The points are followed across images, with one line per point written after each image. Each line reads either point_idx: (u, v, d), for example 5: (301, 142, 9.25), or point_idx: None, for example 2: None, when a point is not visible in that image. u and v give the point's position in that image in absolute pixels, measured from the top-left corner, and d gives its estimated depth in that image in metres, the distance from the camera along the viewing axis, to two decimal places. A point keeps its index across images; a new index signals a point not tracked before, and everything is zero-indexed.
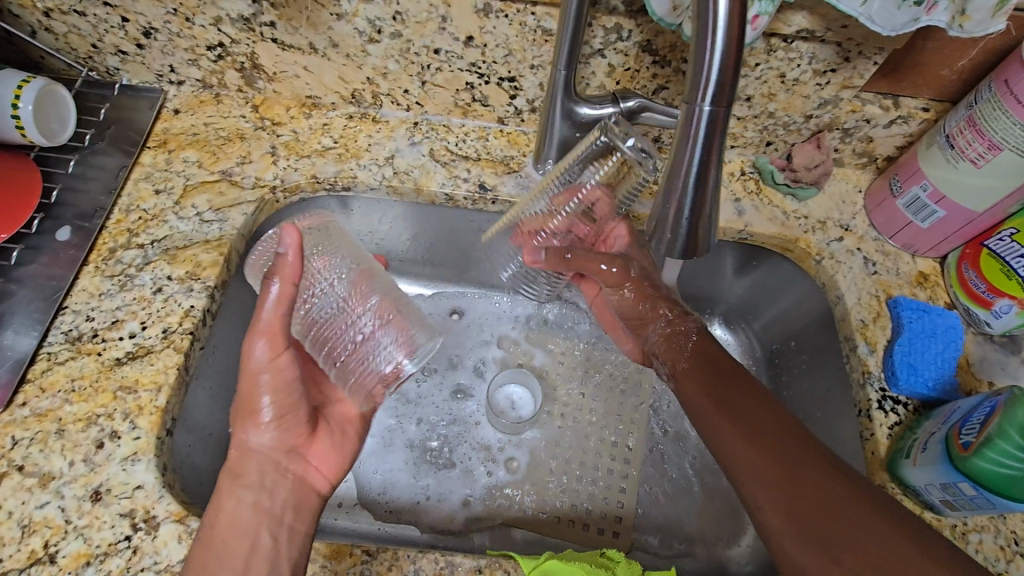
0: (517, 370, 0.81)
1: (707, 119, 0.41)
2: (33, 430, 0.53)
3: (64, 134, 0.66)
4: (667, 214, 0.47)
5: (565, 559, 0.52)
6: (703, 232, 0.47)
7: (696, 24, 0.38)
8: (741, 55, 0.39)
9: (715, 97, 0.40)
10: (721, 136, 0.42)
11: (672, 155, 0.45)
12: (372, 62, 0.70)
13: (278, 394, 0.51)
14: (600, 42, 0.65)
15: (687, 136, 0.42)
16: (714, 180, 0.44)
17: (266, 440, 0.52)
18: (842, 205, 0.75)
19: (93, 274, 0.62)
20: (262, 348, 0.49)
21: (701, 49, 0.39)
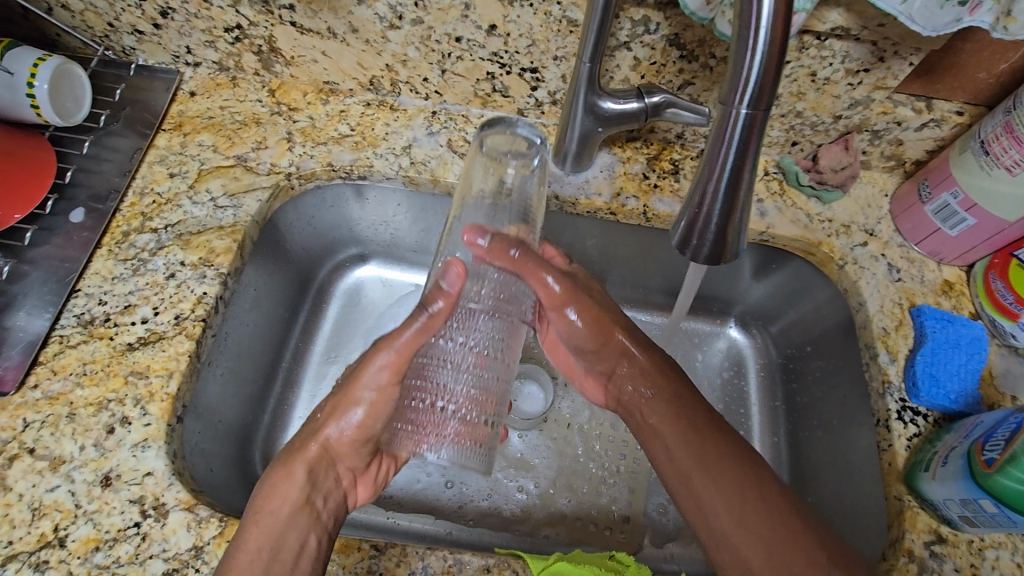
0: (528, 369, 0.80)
1: (743, 121, 0.40)
2: (44, 413, 0.53)
3: (78, 114, 0.65)
4: (696, 216, 0.45)
5: (573, 561, 0.51)
6: (732, 237, 0.46)
7: (738, 21, 0.37)
8: (785, 57, 0.37)
9: (753, 100, 0.38)
10: (757, 139, 0.41)
11: (705, 155, 0.43)
12: (392, 49, 0.69)
13: (372, 415, 0.50)
14: (626, 35, 0.63)
15: (722, 137, 0.41)
16: (747, 184, 0.43)
17: (337, 445, 0.51)
18: (868, 209, 0.73)
19: (106, 257, 0.61)
20: (381, 363, 0.47)
21: (741, 50, 0.37)
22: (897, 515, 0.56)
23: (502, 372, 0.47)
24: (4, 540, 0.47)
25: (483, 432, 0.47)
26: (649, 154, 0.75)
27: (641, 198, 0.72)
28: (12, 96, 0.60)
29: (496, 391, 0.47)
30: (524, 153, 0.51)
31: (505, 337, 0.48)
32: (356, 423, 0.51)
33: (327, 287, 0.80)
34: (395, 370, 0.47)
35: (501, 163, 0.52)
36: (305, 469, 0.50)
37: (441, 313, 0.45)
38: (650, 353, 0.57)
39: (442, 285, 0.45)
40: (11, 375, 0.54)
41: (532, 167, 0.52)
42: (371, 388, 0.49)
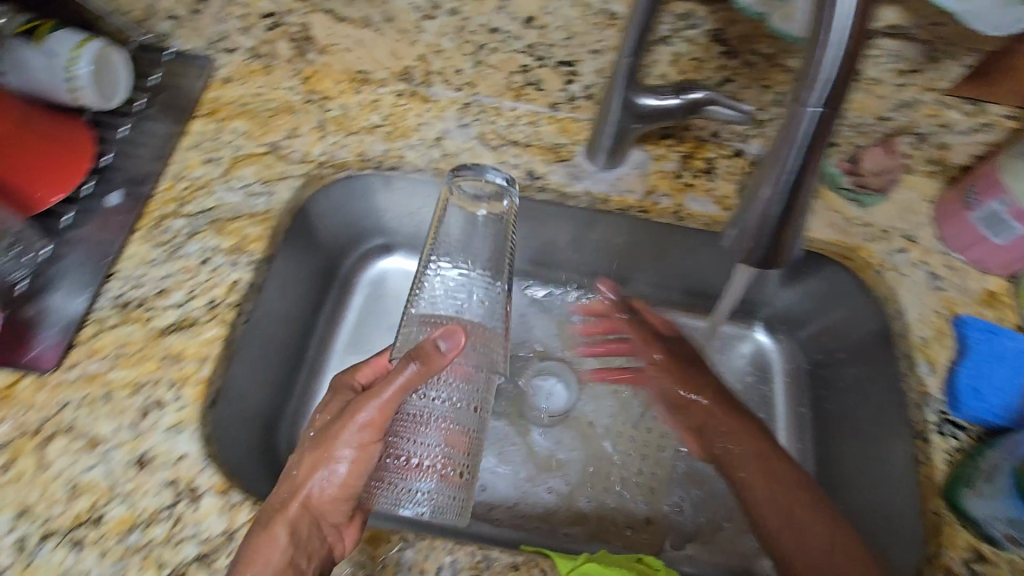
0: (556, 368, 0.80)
1: (814, 119, 0.38)
2: (82, 393, 0.54)
3: (117, 98, 0.65)
4: (751, 219, 0.42)
5: (602, 563, 0.51)
6: (788, 244, 0.43)
7: (816, 16, 0.36)
8: (863, 55, 0.36)
9: (827, 95, 0.37)
10: (827, 139, 0.39)
11: (767, 155, 0.41)
12: (427, 39, 0.69)
13: (355, 473, 0.49)
14: (668, 29, 0.62)
15: (790, 134, 0.39)
16: (810, 187, 0.40)
17: (319, 503, 0.49)
18: (906, 214, 0.70)
19: (142, 241, 0.62)
20: (363, 420, 0.48)
21: (818, 44, 0.36)
22: (934, 530, 0.55)
23: (474, 427, 0.52)
24: (43, 517, 0.49)
25: (459, 482, 0.51)
26: (683, 152, 0.73)
27: (674, 197, 0.71)
28: (51, 78, 0.61)
29: (469, 445, 0.52)
30: (494, 195, 0.55)
31: (480, 389, 0.53)
32: (338, 479, 0.49)
33: (352, 278, 0.80)
34: (378, 427, 0.48)
35: (470, 205, 0.55)
36: (288, 530, 0.47)
37: (430, 370, 0.47)
38: (731, 414, 0.68)
39: (439, 346, 0.47)
40: (49, 354, 0.55)
41: (505, 206, 0.55)
42: (351, 445, 0.48)
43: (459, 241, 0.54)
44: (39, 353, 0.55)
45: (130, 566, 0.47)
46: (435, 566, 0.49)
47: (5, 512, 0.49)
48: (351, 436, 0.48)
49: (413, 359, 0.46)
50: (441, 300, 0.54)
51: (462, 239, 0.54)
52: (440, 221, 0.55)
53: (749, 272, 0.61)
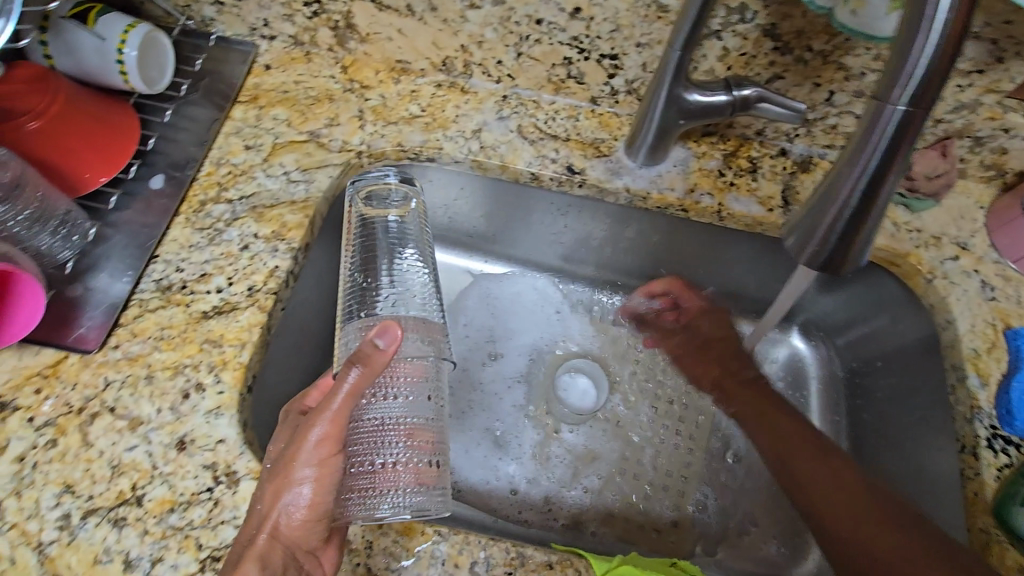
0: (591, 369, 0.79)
1: (898, 119, 0.36)
2: (124, 373, 0.54)
3: (162, 82, 0.66)
4: (818, 223, 0.41)
5: (638, 565, 0.49)
6: (856, 250, 0.41)
7: (909, 7, 0.33)
8: (958, 54, 0.34)
9: (915, 96, 0.35)
10: (911, 140, 0.37)
11: (843, 157, 0.39)
12: (470, 29, 0.68)
13: (321, 493, 0.44)
14: (719, 23, 0.60)
15: (870, 135, 0.37)
16: (886, 192, 0.39)
17: (289, 532, 0.45)
18: (961, 220, 0.68)
19: (184, 226, 0.62)
20: (317, 436, 0.43)
21: (910, 40, 0.33)
22: (984, 548, 0.53)
23: (437, 416, 0.48)
24: (85, 494, 0.49)
25: (432, 474, 0.47)
26: (726, 150, 0.72)
27: (716, 196, 0.69)
28: (101, 62, 0.61)
29: (434, 437, 0.48)
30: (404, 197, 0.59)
31: (435, 377, 0.49)
32: (305, 502, 0.44)
33: None
34: (334, 441, 0.44)
35: (378, 210, 0.57)
36: (259, 564, 0.44)
37: (374, 370, 0.42)
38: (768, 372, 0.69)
39: (376, 344, 0.42)
40: (94, 334, 0.56)
41: (412, 209, 0.59)
42: (311, 464, 0.44)
43: (384, 246, 0.55)
44: (84, 333, 0.56)
45: (170, 546, 0.48)
46: (469, 560, 0.49)
47: (50, 487, 0.49)
48: (309, 457, 0.44)
49: (354, 363, 0.41)
50: (374, 306, 0.50)
51: (377, 242, 0.55)
52: (350, 235, 0.56)
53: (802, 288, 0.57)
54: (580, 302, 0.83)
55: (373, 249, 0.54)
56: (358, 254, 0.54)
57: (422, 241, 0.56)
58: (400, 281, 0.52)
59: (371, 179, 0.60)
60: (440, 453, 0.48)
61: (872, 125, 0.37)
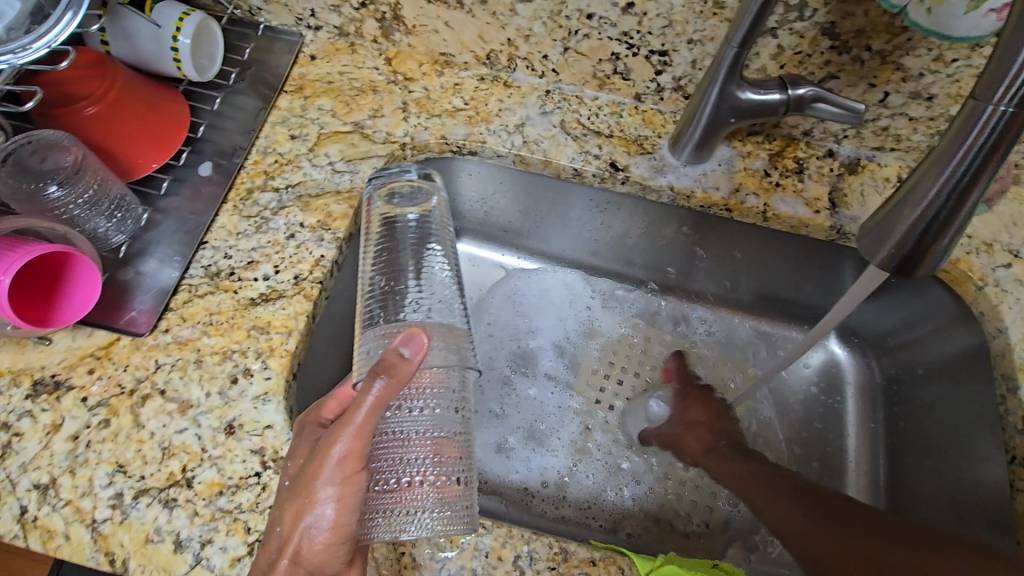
0: (625, 370, 0.79)
1: (997, 124, 0.35)
2: (174, 357, 0.55)
3: (212, 70, 0.66)
4: (895, 227, 0.41)
5: (684, 565, 0.49)
6: (934, 254, 0.41)
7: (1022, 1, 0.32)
8: None
9: (1021, 97, 0.34)
10: (1009, 143, 0.36)
11: (929, 160, 0.39)
12: (518, 23, 0.67)
13: (344, 516, 0.43)
14: (775, 20, 0.59)
15: (964, 138, 0.36)
16: (976, 194, 0.38)
17: (312, 554, 0.43)
18: (1013, 227, 0.67)
19: (231, 213, 0.63)
20: (339, 454, 0.42)
21: (1019, 40, 0.32)
22: None
23: (462, 431, 0.47)
24: (137, 474, 0.50)
25: (457, 493, 0.46)
26: (772, 150, 0.71)
27: (761, 196, 0.68)
28: (157, 48, 0.62)
29: (458, 452, 0.47)
30: (425, 195, 0.61)
31: (459, 392, 0.49)
32: (327, 524, 0.43)
33: None
34: (357, 459, 0.42)
35: (400, 208, 0.59)
36: None
37: (399, 381, 0.41)
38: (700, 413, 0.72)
39: (402, 353, 0.41)
40: (144, 318, 0.56)
41: (433, 204, 0.60)
42: (333, 483, 0.42)
43: (406, 243, 0.56)
44: (135, 316, 0.56)
45: (219, 529, 0.48)
46: (512, 554, 0.49)
47: (104, 466, 0.50)
48: (331, 474, 0.42)
49: (379, 374, 0.40)
50: (399, 306, 0.51)
51: (399, 242, 0.56)
52: (373, 233, 0.57)
53: (858, 304, 0.57)
54: (616, 300, 0.82)
55: (393, 247, 0.55)
56: (380, 253, 0.55)
57: (444, 237, 0.58)
58: (422, 280, 0.53)
59: (391, 177, 0.63)
60: (465, 470, 0.47)
61: (967, 125, 0.36)
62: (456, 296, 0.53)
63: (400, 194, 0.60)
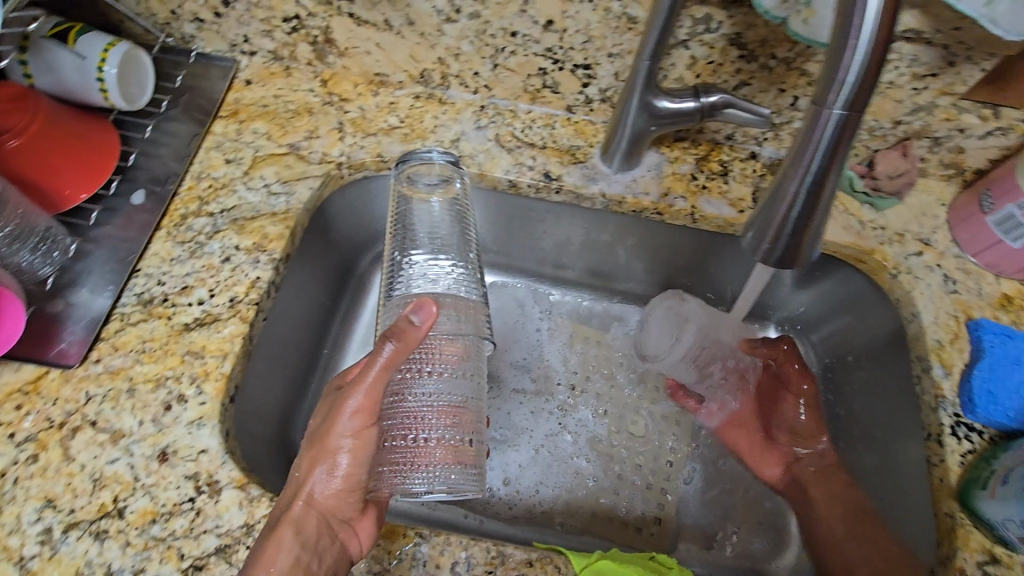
0: (577, 373, 0.80)
1: (835, 122, 0.37)
2: (106, 387, 0.54)
3: (142, 99, 0.66)
4: (772, 218, 0.42)
5: (618, 560, 0.51)
6: (808, 243, 0.42)
7: (840, 15, 0.35)
8: (885, 58, 0.35)
9: (850, 98, 0.36)
10: (849, 141, 0.38)
11: (787, 158, 0.40)
12: (446, 42, 0.69)
13: (355, 464, 0.47)
14: (685, 33, 0.62)
15: (811, 136, 0.38)
16: (831, 187, 0.40)
17: (324, 499, 0.47)
18: (922, 217, 0.71)
19: (165, 239, 0.63)
20: (353, 407, 0.46)
21: (841, 47, 0.35)
22: (949, 532, 0.54)
23: (472, 396, 0.49)
24: (67, 508, 0.49)
25: (465, 454, 0.47)
26: (698, 155, 0.74)
27: (688, 199, 0.71)
28: (81, 79, 0.62)
29: (470, 416, 0.48)
30: (448, 184, 0.58)
31: (471, 362, 0.50)
32: (341, 472, 0.47)
33: (367, 277, 0.80)
34: (369, 412, 0.46)
35: (421, 195, 0.57)
36: (294, 530, 0.46)
37: (408, 346, 0.45)
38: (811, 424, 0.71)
39: (412, 320, 0.45)
40: (75, 349, 0.56)
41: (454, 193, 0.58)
42: (347, 434, 0.46)
43: (424, 233, 0.56)
44: (64, 348, 0.56)
45: (151, 557, 0.48)
46: (450, 561, 0.50)
47: (32, 502, 0.49)
48: (344, 427, 0.46)
49: (389, 337, 0.44)
50: (414, 282, 0.53)
51: (426, 226, 0.56)
52: (392, 213, 0.58)
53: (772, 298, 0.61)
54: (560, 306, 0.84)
55: (411, 236, 0.56)
56: (400, 235, 0.56)
57: (459, 232, 0.57)
58: (437, 274, 0.53)
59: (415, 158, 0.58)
60: (474, 433, 0.48)
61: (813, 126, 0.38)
62: (476, 276, 0.55)
63: (422, 178, 0.58)
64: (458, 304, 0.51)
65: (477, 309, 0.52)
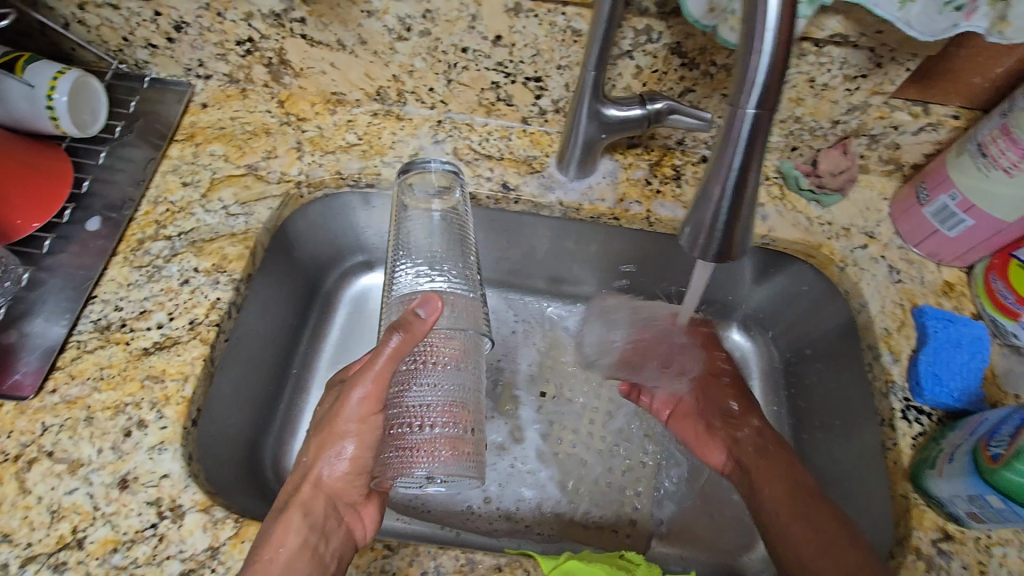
0: (546, 379, 0.80)
1: (750, 123, 0.39)
2: (62, 417, 0.54)
3: (95, 126, 0.66)
4: (704, 216, 0.44)
5: (583, 559, 0.52)
6: (739, 237, 0.44)
7: (745, 21, 0.37)
8: (789, 60, 0.37)
9: (760, 99, 0.38)
10: (765, 140, 0.40)
11: (711, 157, 0.42)
12: (399, 59, 0.71)
13: (360, 448, 0.51)
14: (629, 44, 0.65)
15: (730, 136, 0.40)
16: (754, 184, 0.42)
17: (332, 482, 0.52)
18: (866, 212, 0.74)
19: (121, 265, 0.63)
20: (360, 395, 0.50)
21: (748, 51, 0.37)
22: (904, 512, 0.56)
23: (471, 387, 0.54)
24: (24, 542, 0.48)
25: (466, 439, 0.52)
26: (651, 160, 0.77)
27: (643, 203, 0.73)
28: (31, 107, 0.62)
29: (468, 406, 0.54)
30: (448, 192, 0.63)
31: (468, 357, 0.56)
32: (347, 457, 0.52)
33: (336, 295, 0.80)
34: (376, 400, 0.50)
35: (423, 203, 0.62)
36: (304, 511, 0.50)
37: (413, 338, 0.48)
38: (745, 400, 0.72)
39: (417, 313, 0.48)
40: (29, 380, 0.55)
41: (453, 200, 0.63)
42: (354, 421, 0.51)
43: (425, 241, 0.61)
44: (18, 379, 0.55)
45: None
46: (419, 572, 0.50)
47: None
48: (352, 413, 0.51)
49: (395, 328, 0.48)
50: (417, 283, 0.58)
51: (426, 234, 0.61)
52: (396, 219, 0.62)
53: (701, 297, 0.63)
54: (527, 314, 0.85)
55: (414, 242, 0.61)
56: (403, 239, 0.61)
57: (460, 238, 0.62)
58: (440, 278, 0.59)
59: (417, 169, 0.61)
60: (474, 420, 0.53)
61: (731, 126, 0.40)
62: (473, 278, 0.61)
63: (422, 187, 0.63)
64: (459, 303, 0.58)
65: (478, 308, 0.59)
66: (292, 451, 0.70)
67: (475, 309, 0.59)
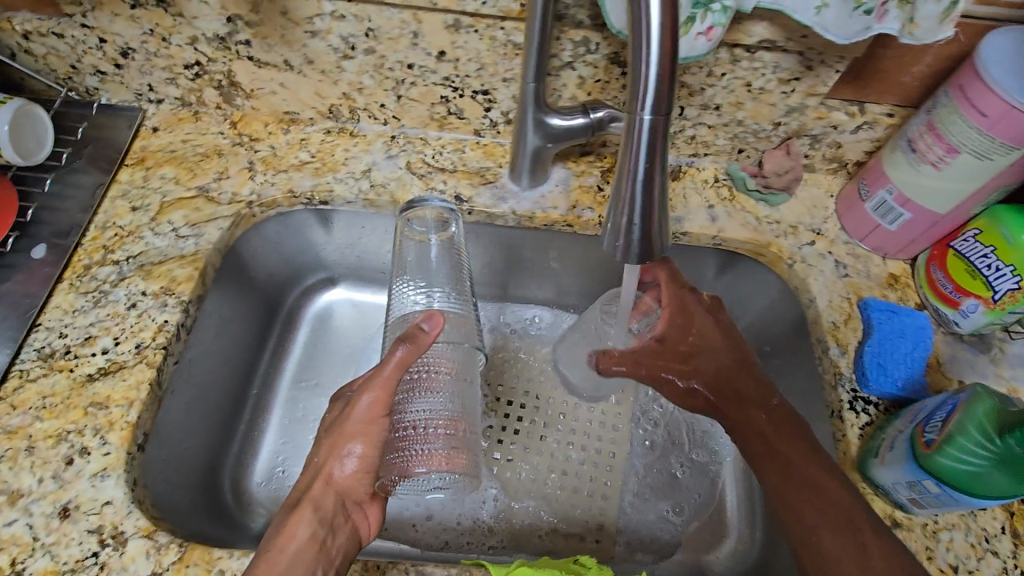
0: (510, 388, 0.80)
1: (647, 127, 0.40)
2: (3, 448, 0.53)
3: (41, 153, 0.66)
4: (618, 221, 0.44)
5: (536, 566, 0.51)
6: (656, 237, 0.44)
7: (631, 32, 0.38)
8: (676, 66, 0.39)
9: (655, 104, 0.39)
10: (665, 143, 0.41)
11: (618, 163, 0.43)
12: (347, 77, 0.72)
13: (369, 448, 0.50)
14: (569, 55, 0.66)
15: (631, 143, 0.41)
16: (660, 187, 0.43)
17: (342, 481, 0.50)
18: (813, 209, 0.76)
19: (67, 291, 0.62)
20: (367, 402, 0.49)
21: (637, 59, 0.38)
22: None
23: (468, 396, 0.56)
24: None
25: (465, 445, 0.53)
26: (603, 167, 0.78)
27: (596, 209, 0.74)
28: None
29: (469, 413, 0.55)
30: (446, 227, 0.66)
31: (466, 370, 0.58)
32: (357, 456, 0.50)
33: (296, 313, 0.80)
34: (382, 406, 0.49)
35: (422, 234, 0.65)
36: (313, 508, 0.49)
37: (419, 348, 0.50)
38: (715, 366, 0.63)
39: (423, 327, 0.51)
40: None
41: (450, 232, 0.66)
42: (361, 424, 0.50)
43: (420, 265, 0.64)
44: None
45: None
46: None
47: None
48: (362, 414, 0.49)
49: (404, 339, 0.49)
50: (414, 305, 0.61)
51: (421, 260, 0.64)
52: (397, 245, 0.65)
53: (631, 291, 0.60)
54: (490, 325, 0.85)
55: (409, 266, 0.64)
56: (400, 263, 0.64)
57: (457, 264, 0.65)
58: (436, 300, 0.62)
59: (421, 207, 0.65)
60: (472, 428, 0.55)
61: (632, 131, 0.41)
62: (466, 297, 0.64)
63: (421, 220, 0.65)
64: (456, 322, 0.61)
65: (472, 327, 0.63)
66: (253, 472, 0.69)
67: (469, 327, 0.62)
